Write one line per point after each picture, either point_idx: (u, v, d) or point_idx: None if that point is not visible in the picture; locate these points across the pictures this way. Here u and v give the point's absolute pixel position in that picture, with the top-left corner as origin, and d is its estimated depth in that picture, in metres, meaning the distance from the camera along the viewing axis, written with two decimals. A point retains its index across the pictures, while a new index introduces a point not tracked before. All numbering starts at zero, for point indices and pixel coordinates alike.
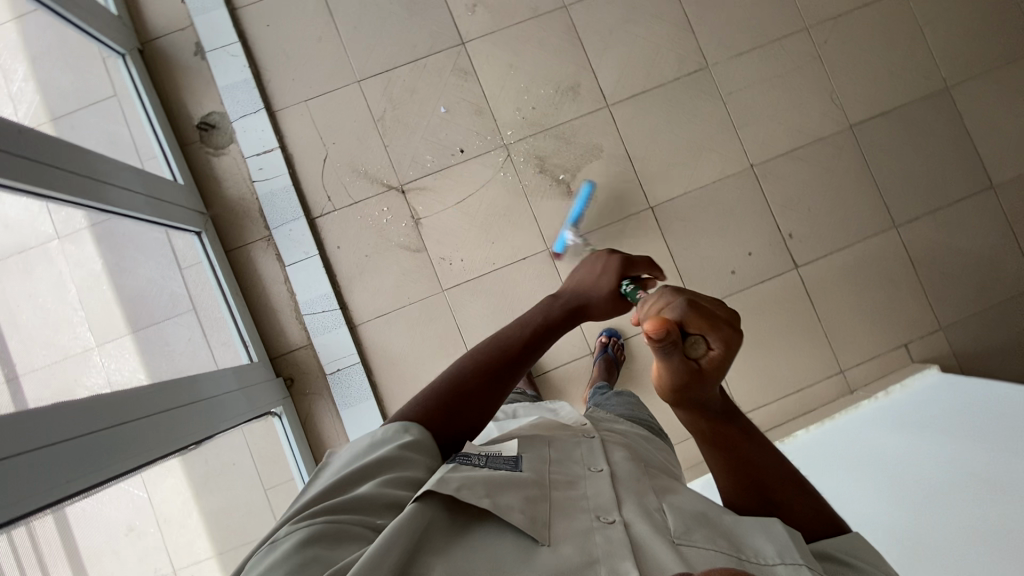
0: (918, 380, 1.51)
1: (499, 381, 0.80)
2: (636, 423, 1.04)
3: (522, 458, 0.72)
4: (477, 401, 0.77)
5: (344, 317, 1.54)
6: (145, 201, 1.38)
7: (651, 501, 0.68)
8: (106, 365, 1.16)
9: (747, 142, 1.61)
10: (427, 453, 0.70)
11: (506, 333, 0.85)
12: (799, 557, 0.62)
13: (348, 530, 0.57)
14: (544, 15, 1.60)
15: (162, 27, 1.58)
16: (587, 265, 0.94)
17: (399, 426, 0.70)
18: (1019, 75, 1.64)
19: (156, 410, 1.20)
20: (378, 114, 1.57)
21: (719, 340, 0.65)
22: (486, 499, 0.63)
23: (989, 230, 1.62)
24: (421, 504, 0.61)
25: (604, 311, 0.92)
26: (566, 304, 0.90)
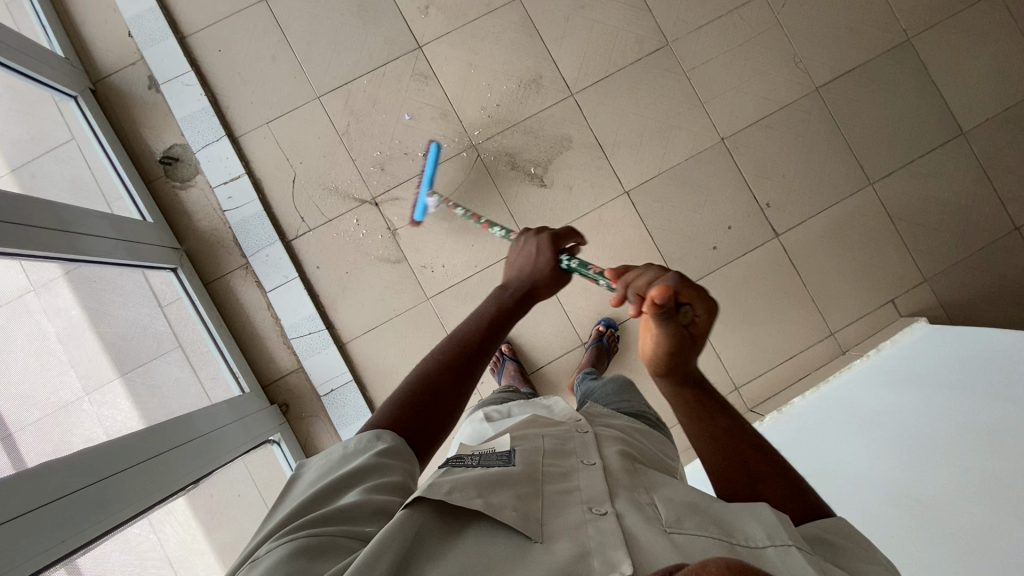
0: (909, 335, 1.52)
1: (466, 375, 0.79)
2: (632, 417, 1.05)
3: (514, 454, 0.74)
4: (447, 398, 0.75)
5: (332, 337, 1.52)
6: (115, 244, 1.36)
7: (642, 496, 0.68)
8: (100, 413, 1.16)
9: (715, 116, 1.60)
10: (405, 458, 0.67)
11: (462, 331, 0.84)
12: (789, 538, 0.60)
13: (334, 541, 0.55)
14: (498, 9, 1.58)
15: (112, 64, 1.55)
16: (519, 250, 0.99)
17: (371, 435, 0.68)
18: (977, 19, 1.64)
19: (150, 454, 1.19)
20: (342, 129, 1.55)
21: (706, 309, 0.76)
22: (477, 499, 0.63)
23: (963, 177, 1.63)
24: (410, 509, 0.59)
25: (550, 288, 0.96)
26: (515, 291, 0.91)
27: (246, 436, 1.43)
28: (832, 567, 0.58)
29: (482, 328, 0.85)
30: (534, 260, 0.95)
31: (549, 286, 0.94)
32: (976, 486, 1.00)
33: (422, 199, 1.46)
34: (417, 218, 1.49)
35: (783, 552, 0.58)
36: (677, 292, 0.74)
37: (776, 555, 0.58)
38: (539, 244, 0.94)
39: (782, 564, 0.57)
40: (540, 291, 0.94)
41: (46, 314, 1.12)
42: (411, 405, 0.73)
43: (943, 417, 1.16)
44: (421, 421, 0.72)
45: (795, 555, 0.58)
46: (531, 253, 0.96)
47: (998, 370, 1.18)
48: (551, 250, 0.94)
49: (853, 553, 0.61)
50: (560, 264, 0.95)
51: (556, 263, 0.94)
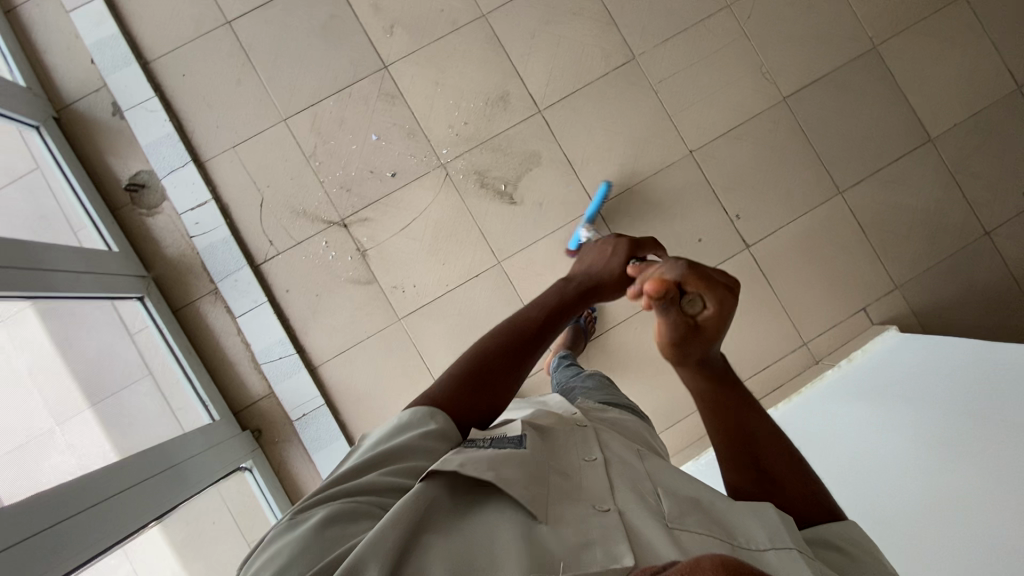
0: (879, 343, 1.53)
1: (513, 367, 0.81)
2: (623, 409, 1.03)
3: (526, 437, 0.72)
4: (492, 389, 0.79)
5: (303, 361, 1.52)
6: (82, 277, 1.35)
7: (646, 486, 0.70)
8: (73, 444, 1.17)
9: (683, 129, 1.61)
10: (448, 440, 0.70)
11: (522, 318, 0.89)
12: (789, 540, 0.64)
13: (364, 512, 0.60)
14: (464, 27, 1.58)
15: (75, 91, 1.53)
16: (601, 249, 1.00)
17: (426, 413, 0.71)
18: (944, 24, 1.63)
19: (119, 488, 1.17)
20: (308, 151, 1.55)
21: (714, 300, 0.74)
22: (489, 472, 0.63)
23: (932, 185, 1.63)
24: (427, 483, 0.62)
25: (617, 290, 0.97)
26: (578, 286, 0.95)
27: (220, 465, 1.42)
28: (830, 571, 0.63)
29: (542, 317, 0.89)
30: (608, 259, 0.97)
31: (616, 289, 0.96)
32: (956, 494, 1.00)
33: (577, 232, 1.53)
34: (573, 249, 1.54)
35: (783, 556, 0.62)
36: (680, 283, 0.73)
37: (775, 559, 0.62)
38: (616, 246, 0.96)
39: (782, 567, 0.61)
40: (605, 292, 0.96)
41: (14, 350, 1.13)
42: (465, 384, 0.77)
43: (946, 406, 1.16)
44: (469, 406, 0.76)
45: (795, 558, 0.61)
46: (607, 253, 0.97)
47: (965, 376, 1.19)
48: (624, 254, 0.96)
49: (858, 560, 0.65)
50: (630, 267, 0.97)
51: (626, 269, 0.96)
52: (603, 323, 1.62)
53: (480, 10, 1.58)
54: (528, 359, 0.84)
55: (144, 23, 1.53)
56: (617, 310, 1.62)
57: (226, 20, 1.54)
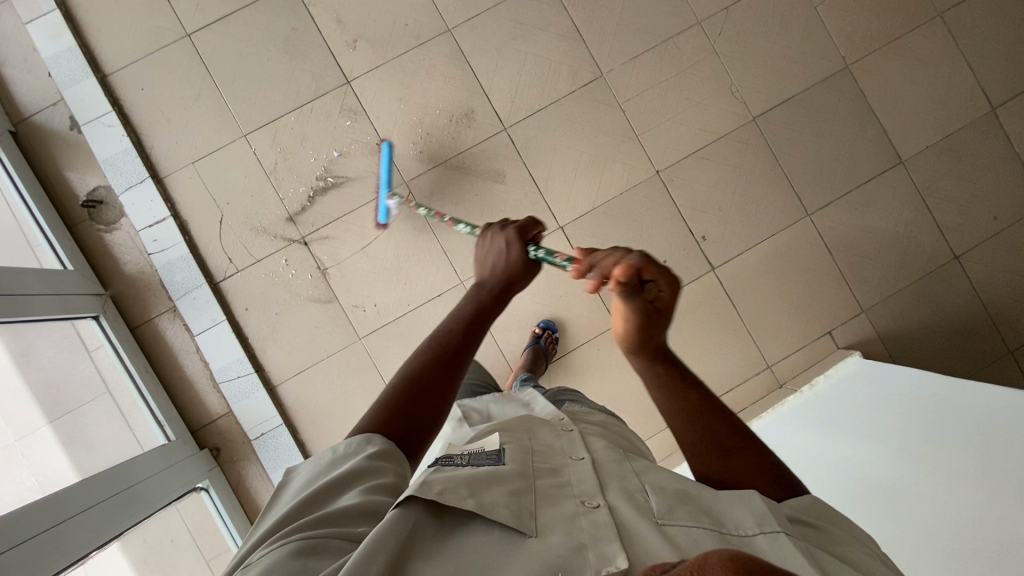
0: (842, 369, 1.52)
1: (448, 377, 0.76)
2: (607, 414, 1.05)
3: (504, 452, 0.73)
4: (432, 402, 0.73)
5: (261, 380, 1.51)
6: (34, 300, 1.33)
7: (632, 484, 0.69)
8: (31, 462, 1.17)
9: (650, 149, 1.59)
10: (397, 459, 0.66)
11: (441, 333, 0.82)
12: (778, 524, 0.61)
13: (328, 542, 0.55)
14: (429, 41, 1.55)
15: (32, 104, 1.51)
16: (488, 247, 0.93)
17: (361, 439, 0.66)
18: (919, 43, 1.61)
19: (71, 512, 1.16)
20: (269, 167, 1.52)
21: (669, 284, 0.76)
22: (469, 499, 0.61)
23: (903, 207, 1.61)
24: (403, 510, 0.58)
25: (525, 279, 0.90)
26: (490, 290, 0.87)
27: (176, 486, 1.40)
28: (819, 552, 0.60)
29: (463, 329, 0.82)
30: (505, 255, 0.89)
31: (526, 279, 0.89)
32: (971, 503, 0.97)
33: (383, 201, 1.47)
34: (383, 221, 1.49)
35: (772, 539, 0.59)
36: (642, 270, 0.74)
37: (766, 543, 0.59)
38: (507, 239, 0.88)
39: (772, 551, 0.58)
40: (517, 285, 0.89)
41: None
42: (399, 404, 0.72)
43: (938, 425, 1.14)
44: (410, 421, 0.71)
45: (784, 540, 0.59)
46: (500, 248, 0.90)
47: (931, 402, 1.21)
48: (520, 245, 0.88)
49: (838, 537, 0.63)
50: (529, 254, 0.90)
51: (526, 256, 0.89)
52: (565, 345, 1.61)
53: (444, 25, 1.55)
54: (460, 369, 0.79)
55: (102, 35, 1.51)
56: (581, 331, 1.61)
57: (186, 33, 1.51)
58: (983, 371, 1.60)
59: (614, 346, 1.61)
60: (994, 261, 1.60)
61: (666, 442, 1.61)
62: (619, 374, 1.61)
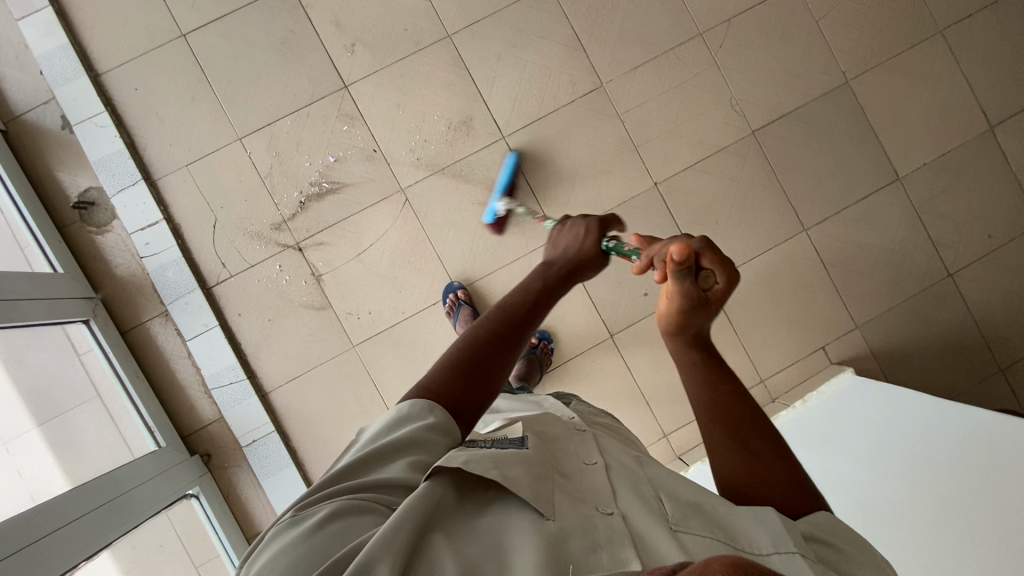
0: (835, 385, 1.53)
1: (508, 354, 0.74)
2: (614, 419, 1.05)
3: (527, 439, 0.74)
4: (487, 377, 0.72)
5: (253, 387, 1.50)
6: (22, 304, 1.32)
7: (647, 491, 0.70)
8: (22, 471, 1.16)
9: (649, 161, 1.58)
10: (449, 436, 0.66)
11: (506, 302, 0.80)
12: (792, 545, 0.60)
13: (369, 506, 0.57)
14: (428, 47, 1.54)
15: (23, 102, 1.49)
16: (566, 231, 0.93)
17: (424, 405, 0.66)
18: (919, 60, 1.61)
19: (63, 521, 1.15)
20: (264, 171, 1.51)
21: (726, 277, 0.73)
22: (493, 470, 0.63)
23: (899, 223, 1.61)
24: (433, 481, 0.60)
25: (593, 268, 0.91)
26: (560, 269, 0.86)
27: (167, 493, 1.39)
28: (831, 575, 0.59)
29: (529, 303, 0.81)
30: (580, 241, 0.89)
31: (593, 266, 0.89)
32: (965, 516, 0.99)
33: (492, 204, 1.46)
34: (491, 222, 1.48)
35: (786, 559, 0.59)
36: (700, 254, 0.71)
37: (780, 564, 0.59)
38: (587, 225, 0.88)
39: (786, 572, 0.58)
40: (586, 270, 0.89)
41: None
42: (456, 375, 0.70)
43: (933, 441, 1.16)
44: (462, 395, 0.69)
45: (798, 562, 0.58)
46: (577, 233, 0.90)
47: (923, 417, 1.24)
48: (598, 232, 0.89)
49: (852, 557, 0.61)
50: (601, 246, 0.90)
51: (600, 246, 0.89)
52: (559, 356, 1.61)
53: (444, 31, 1.54)
54: (519, 345, 0.76)
55: (96, 33, 1.48)
56: (576, 342, 1.61)
57: (181, 33, 1.49)
58: (974, 388, 1.61)
59: (608, 357, 1.61)
60: (987, 281, 1.61)
61: (659, 454, 1.61)
62: (612, 386, 1.61)
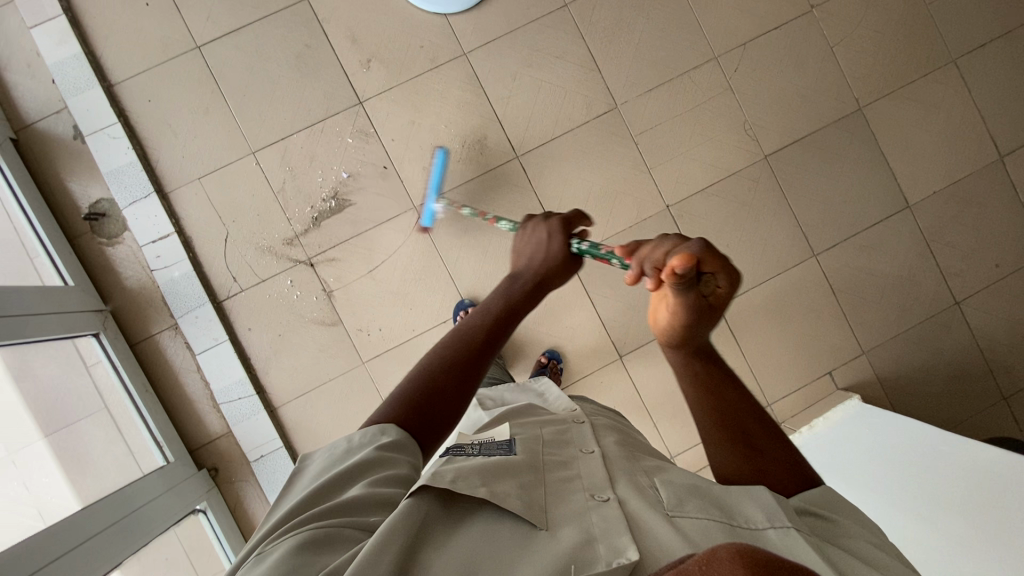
0: (841, 412, 1.54)
1: (468, 375, 0.73)
2: (619, 417, 1.03)
3: (515, 442, 0.76)
4: (449, 398, 0.70)
5: (262, 403, 1.50)
6: (34, 320, 1.31)
7: (642, 480, 0.71)
8: (33, 493, 1.16)
9: (662, 183, 1.59)
10: (410, 451, 0.64)
11: (465, 327, 0.78)
12: (788, 520, 0.62)
13: (338, 533, 0.53)
14: (444, 65, 1.53)
15: (34, 111, 1.48)
16: (528, 238, 0.95)
17: (375, 430, 0.64)
18: (932, 89, 1.62)
19: (75, 542, 1.15)
20: (277, 186, 1.50)
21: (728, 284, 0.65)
22: (482, 488, 0.63)
23: (907, 251, 1.62)
24: (416, 498, 0.58)
25: (562, 276, 0.90)
26: (526, 282, 0.86)
27: (176, 509, 1.39)
28: (827, 545, 0.61)
29: (491, 322, 0.79)
30: (546, 245, 0.90)
31: (561, 273, 0.90)
32: (976, 533, 1.01)
33: (430, 205, 1.47)
34: (427, 224, 1.49)
35: (782, 533, 0.60)
36: (701, 261, 0.63)
37: (777, 537, 0.60)
38: (549, 229, 0.90)
39: (782, 542, 0.60)
40: (554, 278, 0.89)
41: None
42: (416, 399, 0.68)
43: (937, 468, 1.18)
44: (424, 418, 0.67)
45: (795, 535, 0.60)
46: (541, 239, 0.91)
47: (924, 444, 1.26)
48: (562, 236, 0.90)
49: (843, 529, 0.63)
50: (571, 248, 0.90)
51: (569, 248, 0.90)
52: (568, 376, 1.62)
53: (460, 48, 1.53)
54: (483, 363, 0.75)
55: (109, 43, 1.47)
56: (585, 362, 1.62)
57: (195, 45, 1.48)
58: (977, 415, 1.62)
59: (617, 378, 1.62)
60: (994, 309, 1.62)
61: None
62: (621, 406, 1.62)
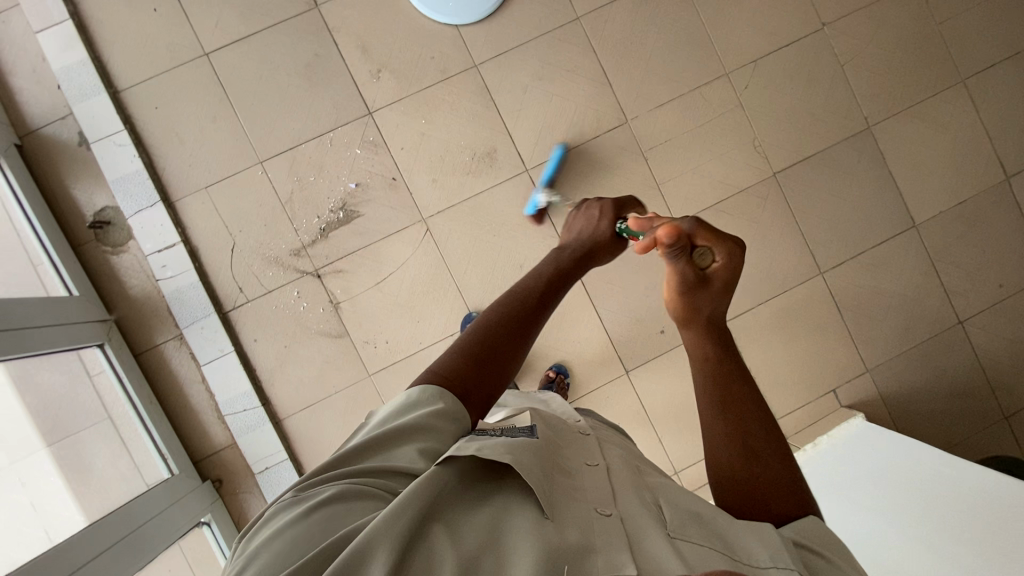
0: (844, 429, 1.56)
1: (517, 340, 0.78)
2: (623, 437, 0.96)
3: (537, 429, 0.73)
4: (501, 358, 0.75)
5: (267, 414, 1.49)
6: (40, 333, 1.30)
7: (648, 496, 0.67)
8: (42, 511, 1.15)
9: (670, 199, 1.58)
10: (456, 422, 0.67)
11: (521, 288, 0.85)
12: (792, 562, 0.57)
13: (369, 494, 0.58)
14: (454, 76, 1.52)
15: (40, 117, 1.46)
16: (582, 217, 1.04)
17: (433, 392, 0.68)
18: (941, 108, 1.62)
19: (85, 559, 1.15)
20: (285, 196, 1.49)
21: (723, 252, 0.79)
22: (506, 455, 0.61)
23: (913, 270, 1.63)
24: (444, 466, 0.60)
25: (606, 254, 0.99)
26: (573, 255, 0.94)
27: (181, 523, 1.38)
28: None
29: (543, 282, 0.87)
30: (595, 224, 1.00)
31: (608, 251, 0.99)
32: (970, 558, 1.02)
33: (535, 196, 1.50)
34: (531, 214, 1.51)
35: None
36: (693, 233, 0.78)
37: None
38: (603, 209, 0.99)
39: None
40: (598, 255, 0.98)
41: None
42: (474, 355, 0.74)
43: (937, 490, 1.20)
44: (477, 375, 0.73)
45: None
46: (593, 218, 1.01)
47: (926, 464, 1.28)
48: (611, 217, 1.00)
49: (840, 567, 0.60)
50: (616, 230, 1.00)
51: (614, 229, 0.99)
52: (574, 390, 1.62)
53: (471, 60, 1.52)
54: (530, 331, 0.81)
55: (116, 49, 1.46)
56: (591, 377, 1.62)
57: (204, 52, 1.47)
58: (977, 434, 1.63)
59: (622, 393, 1.62)
60: (997, 329, 1.63)
61: None
62: (626, 421, 1.62)
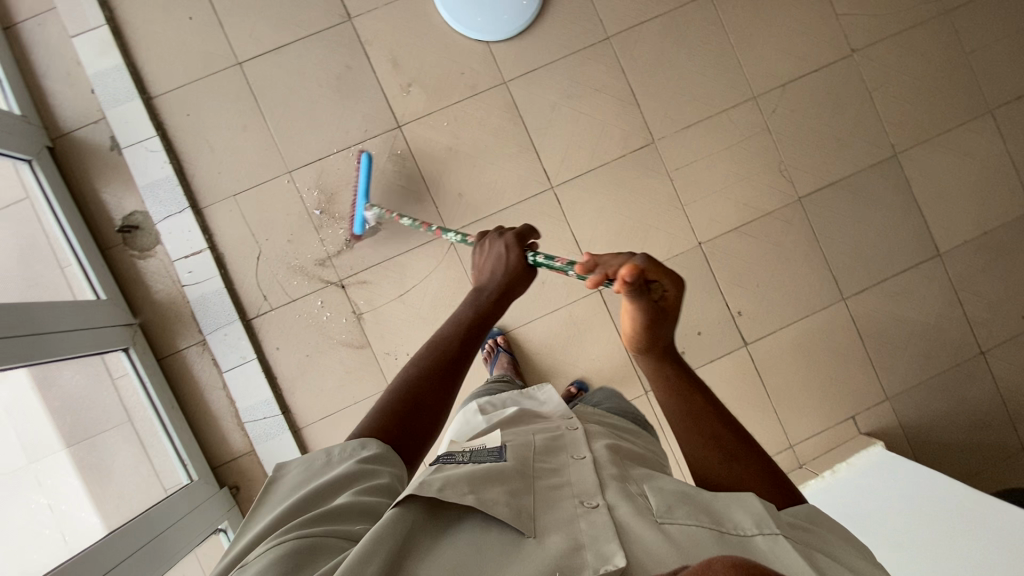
0: (863, 458, 1.54)
1: (444, 387, 0.75)
2: (630, 422, 0.96)
3: (506, 450, 0.71)
4: (430, 406, 0.73)
5: (287, 423, 1.49)
6: (69, 338, 1.31)
7: (632, 487, 0.64)
8: (62, 518, 1.16)
9: (695, 219, 1.58)
10: (391, 463, 0.65)
11: (438, 340, 0.80)
12: (777, 527, 0.57)
13: (323, 542, 0.51)
14: (484, 92, 1.53)
15: (72, 120, 1.48)
16: (485, 253, 0.92)
17: (356, 444, 0.65)
18: (968, 138, 1.62)
19: (109, 565, 1.16)
20: (312, 206, 1.50)
21: (675, 285, 0.74)
22: (469, 495, 0.58)
23: (936, 298, 1.62)
24: (402, 508, 0.55)
25: (522, 284, 0.88)
26: (491, 295, 0.85)
27: (198, 531, 1.38)
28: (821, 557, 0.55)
29: (461, 336, 0.80)
30: (505, 259, 0.88)
31: (524, 285, 0.87)
32: None
33: (360, 213, 1.44)
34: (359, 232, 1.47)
35: (770, 540, 0.56)
36: (645, 270, 0.72)
37: (765, 544, 0.56)
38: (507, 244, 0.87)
39: (771, 551, 0.55)
40: (517, 289, 0.87)
41: (16, 429, 1.13)
42: (395, 412, 0.70)
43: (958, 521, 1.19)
44: (405, 427, 0.70)
45: (783, 544, 0.55)
46: (500, 253, 0.89)
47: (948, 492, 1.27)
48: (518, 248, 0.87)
49: (831, 538, 0.60)
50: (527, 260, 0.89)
51: (525, 261, 0.88)
52: None
53: (500, 76, 1.53)
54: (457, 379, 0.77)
55: (150, 55, 1.47)
56: None
57: (237, 61, 1.48)
58: (997, 464, 1.62)
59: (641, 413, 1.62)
60: (1019, 360, 1.62)
61: None
62: None
